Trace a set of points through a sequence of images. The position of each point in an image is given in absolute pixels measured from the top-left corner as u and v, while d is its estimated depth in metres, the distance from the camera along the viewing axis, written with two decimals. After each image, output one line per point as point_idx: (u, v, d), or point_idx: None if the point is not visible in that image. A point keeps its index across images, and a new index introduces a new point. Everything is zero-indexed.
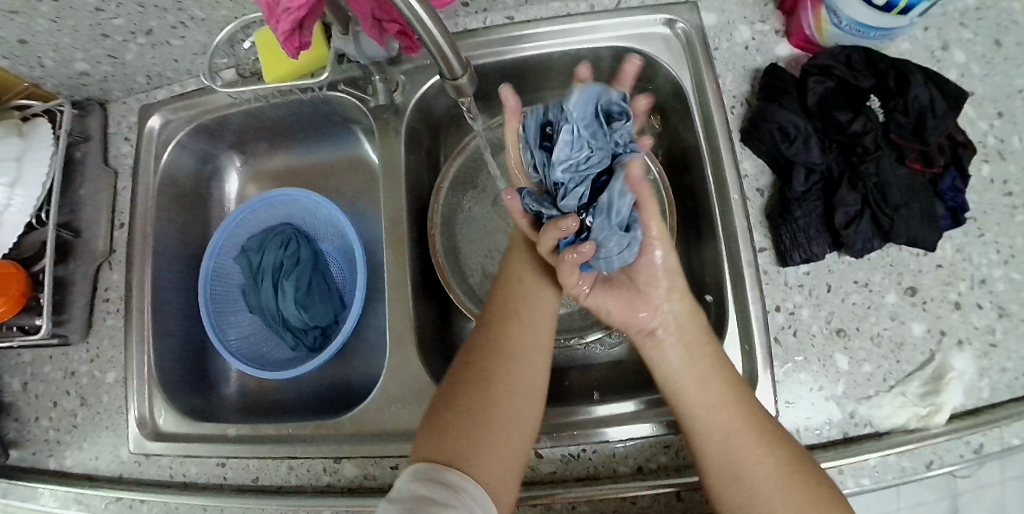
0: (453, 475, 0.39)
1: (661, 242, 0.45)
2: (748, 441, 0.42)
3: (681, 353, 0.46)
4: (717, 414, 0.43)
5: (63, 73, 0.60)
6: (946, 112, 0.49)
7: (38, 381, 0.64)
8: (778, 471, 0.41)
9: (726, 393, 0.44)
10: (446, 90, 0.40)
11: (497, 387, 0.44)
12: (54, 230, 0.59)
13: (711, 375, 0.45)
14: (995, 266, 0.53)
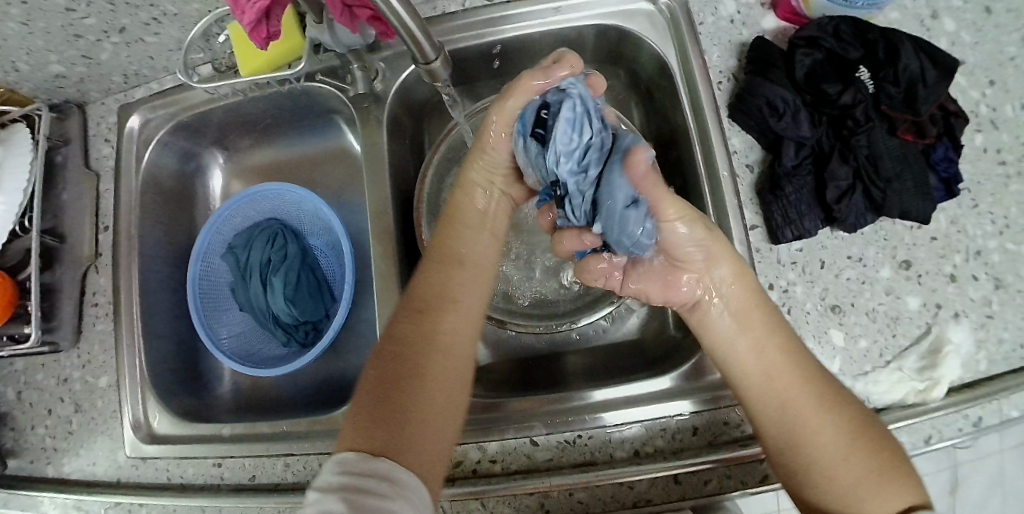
0: (382, 464, 0.35)
1: (690, 213, 0.40)
2: (806, 409, 0.39)
3: (733, 316, 0.43)
4: (775, 376, 0.40)
5: (38, 76, 0.59)
6: (937, 81, 0.48)
7: (31, 390, 0.63)
8: (837, 435, 0.38)
9: (783, 353, 0.41)
10: (421, 76, 0.40)
11: (428, 373, 0.41)
12: (38, 236, 0.58)
13: (767, 338, 0.42)
14: (990, 237, 0.53)
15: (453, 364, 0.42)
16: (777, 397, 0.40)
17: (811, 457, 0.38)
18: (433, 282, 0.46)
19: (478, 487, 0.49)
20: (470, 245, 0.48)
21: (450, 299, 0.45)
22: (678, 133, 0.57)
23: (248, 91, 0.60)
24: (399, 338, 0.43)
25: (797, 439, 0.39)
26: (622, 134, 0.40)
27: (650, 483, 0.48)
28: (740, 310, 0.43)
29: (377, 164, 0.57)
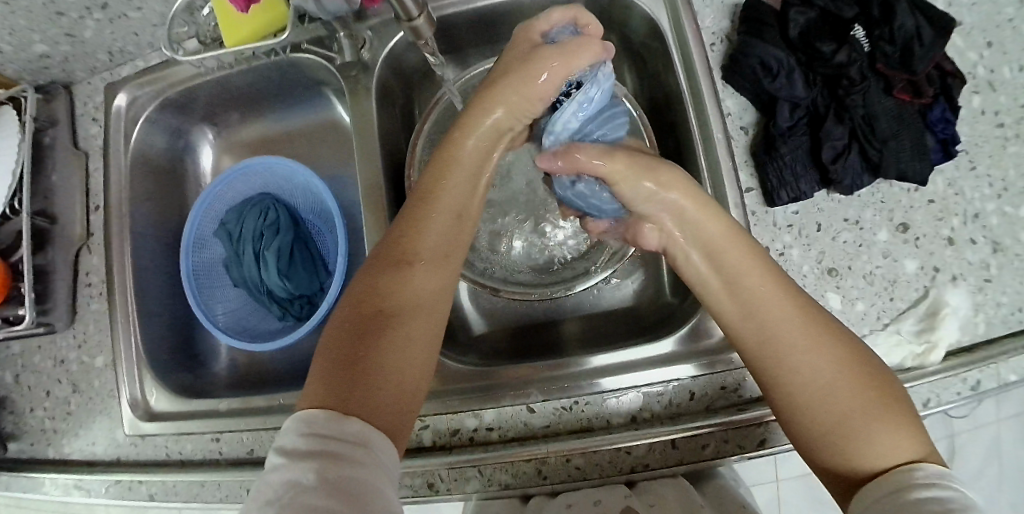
0: (353, 424, 0.33)
1: (638, 169, 0.47)
2: (793, 346, 0.39)
3: (717, 260, 0.44)
4: (762, 313, 0.41)
5: (22, 56, 0.58)
6: (935, 40, 0.47)
7: (29, 373, 0.63)
8: (829, 373, 0.37)
9: (771, 292, 0.41)
10: (404, 32, 0.39)
11: (395, 325, 0.40)
12: (29, 218, 0.58)
13: (755, 276, 0.42)
14: (988, 200, 0.51)
15: (427, 318, 0.42)
16: (764, 335, 0.40)
17: (799, 394, 0.38)
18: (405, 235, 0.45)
19: (476, 455, 0.50)
20: (450, 199, 0.47)
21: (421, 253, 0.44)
22: (672, 99, 0.56)
23: (236, 64, 0.59)
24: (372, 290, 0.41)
25: (785, 377, 0.38)
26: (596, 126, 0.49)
27: (648, 448, 0.48)
28: (723, 254, 0.44)
29: (367, 136, 0.56)
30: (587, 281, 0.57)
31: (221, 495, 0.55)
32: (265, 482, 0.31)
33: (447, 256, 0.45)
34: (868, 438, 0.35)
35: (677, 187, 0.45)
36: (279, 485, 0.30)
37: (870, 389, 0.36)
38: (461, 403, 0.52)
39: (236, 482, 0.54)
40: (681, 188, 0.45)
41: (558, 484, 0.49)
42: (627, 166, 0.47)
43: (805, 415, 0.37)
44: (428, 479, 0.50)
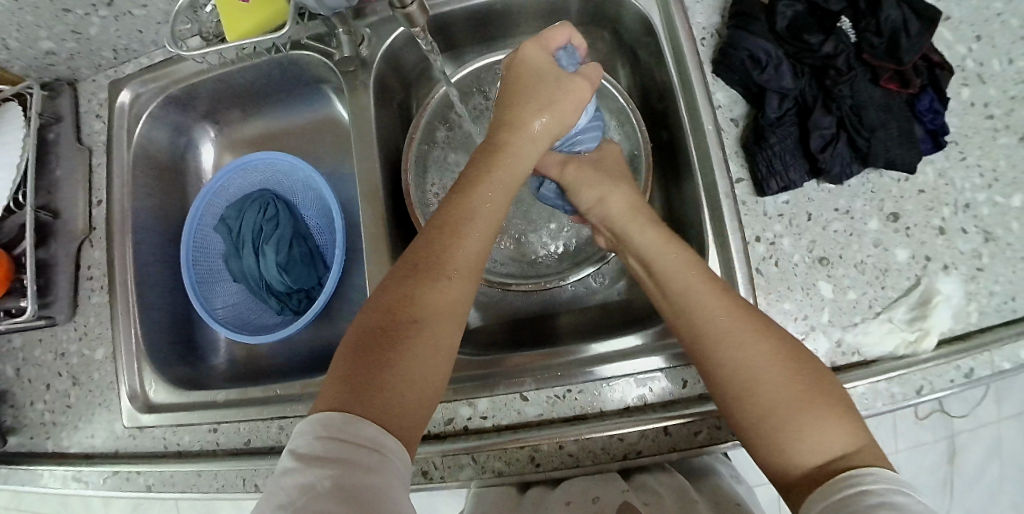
0: (367, 428, 0.34)
1: (579, 185, 0.56)
2: (736, 346, 0.42)
3: (654, 266, 0.49)
4: (693, 316, 0.45)
5: (28, 53, 0.60)
6: (921, 32, 0.48)
7: (30, 366, 0.64)
8: (761, 373, 0.41)
9: (711, 295, 0.44)
10: (398, 20, 0.40)
11: (421, 334, 0.40)
12: (32, 211, 0.59)
13: (686, 280, 0.46)
14: (979, 190, 0.51)
15: (450, 329, 0.42)
16: (695, 336, 0.44)
17: (729, 392, 0.42)
18: (435, 244, 0.44)
19: (471, 442, 0.50)
20: (481, 209, 0.46)
21: (450, 264, 0.44)
22: (664, 92, 0.57)
23: (243, 60, 0.61)
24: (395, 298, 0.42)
25: (718, 377, 0.43)
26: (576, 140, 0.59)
27: (640, 435, 0.49)
28: (657, 261, 0.49)
29: (365, 130, 0.57)
30: (581, 270, 0.59)
31: (218, 484, 0.55)
32: (277, 484, 0.32)
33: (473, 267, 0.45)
34: (799, 435, 0.39)
35: (614, 201, 0.54)
36: (292, 489, 0.31)
37: (803, 385, 0.40)
38: (457, 392, 0.52)
39: (234, 471, 0.55)
40: (618, 202, 0.54)
41: (551, 471, 0.49)
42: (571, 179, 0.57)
43: (738, 412, 0.41)
44: (423, 466, 0.51)
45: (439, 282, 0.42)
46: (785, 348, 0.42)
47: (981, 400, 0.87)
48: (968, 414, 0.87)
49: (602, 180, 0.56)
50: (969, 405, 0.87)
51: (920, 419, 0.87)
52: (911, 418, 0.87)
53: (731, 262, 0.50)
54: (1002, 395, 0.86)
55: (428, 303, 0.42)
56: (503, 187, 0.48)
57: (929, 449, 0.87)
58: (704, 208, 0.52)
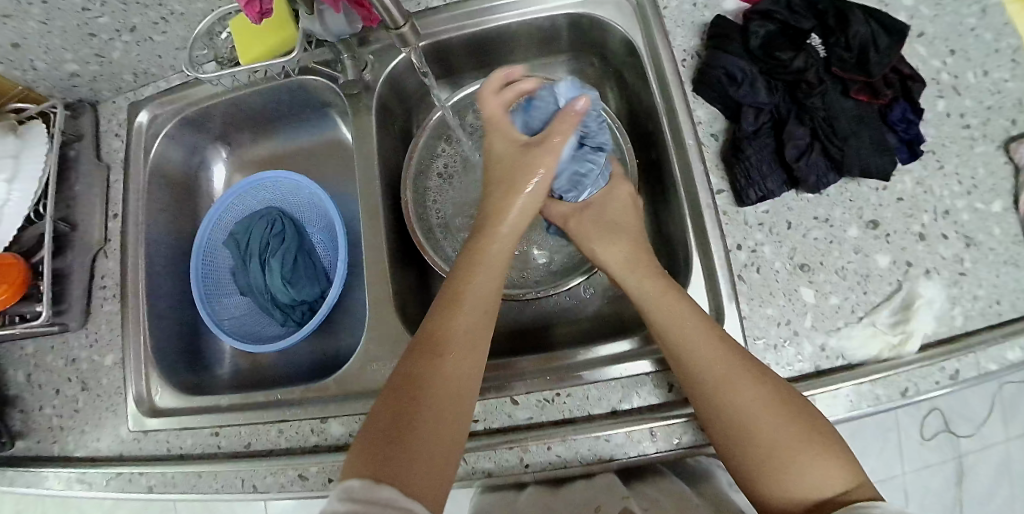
0: (388, 491, 0.36)
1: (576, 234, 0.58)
2: (738, 393, 0.43)
3: (649, 315, 0.49)
4: (690, 365, 0.45)
5: (55, 75, 0.64)
6: (890, 46, 0.50)
7: (40, 371, 0.66)
8: (761, 422, 0.42)
9: (709, 345, 0.45)
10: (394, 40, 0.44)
11: (433, 401, 0.42)
12: (52, 222, 0.62)
13: (682, 331, 0.46)
14: (958, 197, 0.52)
15: (463, 395, 0.44)
16: (693, 386, 0.45)
17: (729, 442, 0.43)
18: (438, 319, 0.47)
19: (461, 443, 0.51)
20: (479, 287, 0.49)
21: (455, 337, 0.46)
22: (650, 110, 0.60)
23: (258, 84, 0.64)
24: (407, 373, 0.44)
25: (717, 426, 0.44)
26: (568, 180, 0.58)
27: (626, 437, 0.49)
28: (651, 310, 0.49)
29: (366, 146, 0.60)
30: (575, 279, 0.60)
31: (217, 485, 0.56)
32: None
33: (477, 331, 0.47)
34: (800, 476, 0.40)
35: (606, 250, 0.55)
36: None
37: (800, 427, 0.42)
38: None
39: (233, 472, 0.56)
40: (611, 252, 0.55)
41: (539, 472, 0.50)
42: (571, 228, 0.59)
43: (739, 460, 0.43)
44: None
45: (444, 354, 0.45)
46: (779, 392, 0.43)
47: (987, 419, 0.85)
48: (974, 434, 0.85)
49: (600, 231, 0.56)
50: (974, 424, 0.85)
51: (925, 440, 0.85)
52: (917, 439, 0.85)
53: (714, 268, 0.53)
54: (1008, 414, 0.85)
55: (440, 374, 0.44)
56: (497, 269, 0.51)
57: (936, 470, 0.85)
58: (688, 218, 0.54)
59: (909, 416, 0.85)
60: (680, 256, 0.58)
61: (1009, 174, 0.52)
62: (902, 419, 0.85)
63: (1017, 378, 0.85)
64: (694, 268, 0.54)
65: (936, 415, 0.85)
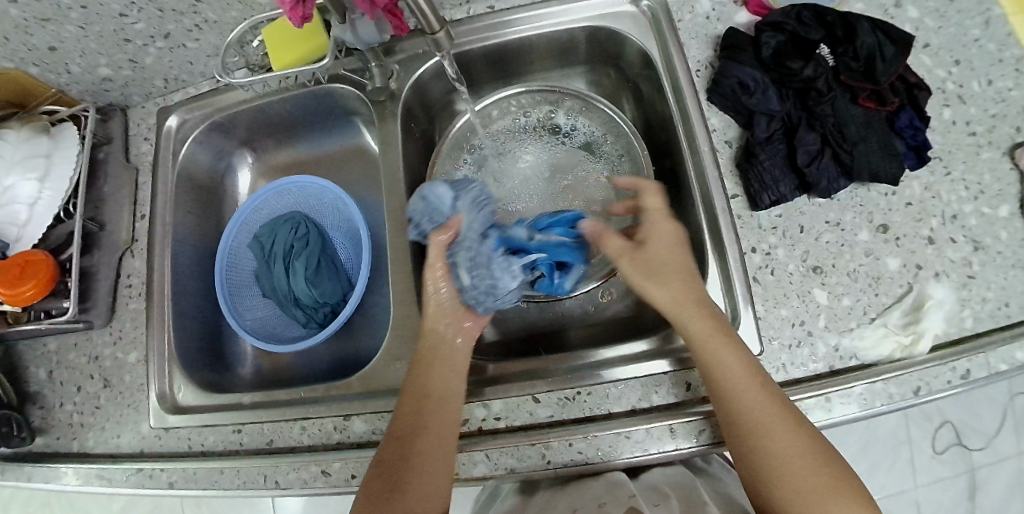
0: None
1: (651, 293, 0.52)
2: (778, 433, 0.44)
3: (706, 362, 0.47)
4: (739, 410, 0.45)
5: (88, 79, 0.66)
6: (896, 55, 0.51)
7: (62, 368, 0.67)
8: (797, 468, 0.43)
9: (751, 386, 0.45)
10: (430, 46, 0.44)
11: (410, 491, 0.46)
12: (80, 221, 0.64)
13: (736, 376, 0.45)
14: (965, 202, 0.54)
15: (442, 478, 0.47)
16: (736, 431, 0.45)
17: (765, 484, 0.44)
18: (410, 410, 0.50)
19: (485, 440, 0.52)
20: (436, 382, 0.51)
21: (428, 419, 0.49)
22: (665, 118, 0.61)
23: (290, 91, 0.66)
24: (383, 462, 0.48)
25: (753, 470, 0.45)
26: (481, 266, 0.55)
27: (645, 432, 0.50)
28: (708, 355, 0.47)
29: (391, 151, 0.62)
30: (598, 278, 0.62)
31: (240, 481, 0.57)
32: None
33: (450, 398, 0.50)
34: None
35: (666, 293, 0.50)
36: None
37: (824, 467, 0.43)
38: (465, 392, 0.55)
39: (256, 468, 0.57)
40: (671, 295, 0.50)
41: (561, 467, 0.51)
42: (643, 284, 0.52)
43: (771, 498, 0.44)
44: None
45: (419, 439, 0.48)
46: (806, 430, 0.44)
47: (999, 433, 0.85)
48: (986, 447, 0.85)
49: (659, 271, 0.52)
50: (986, 437, 0.85)
51: (937, 453, 0.85)
52: (928, 452, 0.86)
53: (728, 267, 0.54)
54: (1021, 428, 0.84)
55: (419, 461, 0.47)
56: (452, 367, 0.52)
57: (948, 485, 0.85)
58: (704, 222, 0.56)
59: (920, 428, 0.85)
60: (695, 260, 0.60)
61: (1015, 180, 0.54)
62: (914, 433, 0.85)
63: None
64: (710, 271, 0.55)
65: (948, 428, 0.85)
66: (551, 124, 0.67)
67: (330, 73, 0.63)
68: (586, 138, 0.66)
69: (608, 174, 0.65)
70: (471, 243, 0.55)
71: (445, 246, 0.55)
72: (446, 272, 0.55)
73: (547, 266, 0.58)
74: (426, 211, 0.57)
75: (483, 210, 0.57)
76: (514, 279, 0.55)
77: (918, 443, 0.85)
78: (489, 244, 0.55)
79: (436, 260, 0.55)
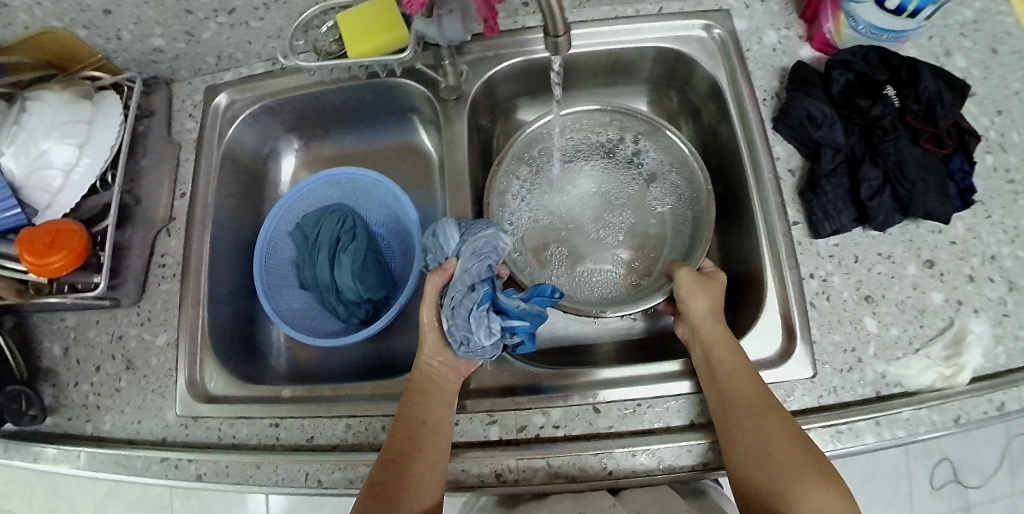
0: None
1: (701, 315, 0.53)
2: (766, 422, 0.44)
3: (709, 351, 0.50)
4: (730, 393, 0.47)
5: (137, 48, 0.64)
6: (954, 102, 0.55)
7: (81, 346, 0.63)
8: (783, 452, 0.43)
9: (740, 376, 0.47)
10: (546, 49, 0.42)
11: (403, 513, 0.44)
12: (119, 193, 0.61)
13: (735, 368, 0.48)
14: (1003, 244, 0.57)
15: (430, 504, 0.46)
16: (725, 413, 0.46)
17: (748, 465, 0.43)
18: (402, 438, 0.48)
19: (545, 447, 0.52)
20: (431, 410, 0.50)
21: (422, 444, 0.47)
22: (727, 144, 0.64)
23: (359, 81, 0.65)
24: (376, 484, 0.46)
25: (737, 453, 0.44)
26: (460, 318, 0.51)
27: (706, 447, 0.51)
28: (715, 347, 0.50)
29: (455, 151, 0.61)
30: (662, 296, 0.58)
31: (277, 478, 0.54)
32: None
33: (439, 424, 0.49)
34: (810, 509, 0.40)
35: (695, 298, 0.53)
36: None
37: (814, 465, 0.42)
38: (474, 405, 0.55)
39: (297, 466, 0.54)
40: (699, 299, 0.53)
41: (624, 479, 0.51)
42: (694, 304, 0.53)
43: (753, 480, 0.43)
44: (496, 468, 0.52)
45: (413, 464, 0.46)
46: (794, 430, 0.44)
47: (995, 472, 0.88)
48: (982, 485, 0.88)
49: (701, 281, 0.54)
50: (982, 476, 0.88)
51: (935, 488, 0.89)
52: (927, 487, 0.89)
53: (787, 290, 0.56)
54: (1016, 468, 0.88)
55: (410, 485, 0.45)
56: (443, 396, 0.51)
57: None
58: (763, 245, 0.58)
59: (920, 463, 0.89)
60: (747, 281, 0.62)
61: None
62: (913, 467, 0.89)
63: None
64: (768, 293, 0.57)
65: (945, 464, 0.89)
66: (616, 140, 0.68)
67: (404, 66, 0.63)
68: (653, 159, 0.67)
69: (671, 199, 0.66)
70: (455, 292, 0.51)
71: (440, 287, 0.54)
72: (434, 313, 0.53)
73: (526, 336, 0.53)
74: (435, 246, 0.56)
75: (483, 262, 0.52)
76: (489, 339, 0.51)
77: (916, 478, 0.89)
78: (475, 296, 0.51)
79: (429, 298, 0.54)
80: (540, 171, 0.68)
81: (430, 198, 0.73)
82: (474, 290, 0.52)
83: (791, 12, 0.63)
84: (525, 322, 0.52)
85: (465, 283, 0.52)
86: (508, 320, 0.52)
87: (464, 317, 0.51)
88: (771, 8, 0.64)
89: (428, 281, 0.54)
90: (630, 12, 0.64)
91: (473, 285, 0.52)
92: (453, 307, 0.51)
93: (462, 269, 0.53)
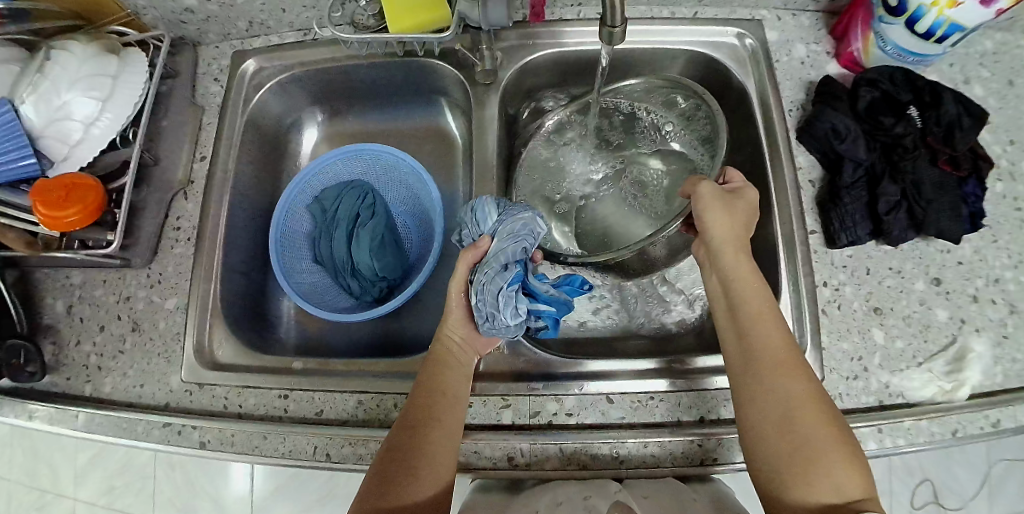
0: None
1: (726, 246, 0.51)
2: (790, 374, 0.44)
3: (734, 293, 0.50)
4: (753, 344, 0.47)
5: (167, 6, 0.63)
6: (973, 127, 0.56)
7: (86, 304, 0.62)
8: (804, 415, 0.43)
9: (768, 326, 0.47)
10: (601, 37, 0.44)
11: (418, 466, 0.45)
12: (139, 151, 0.60)
13: (762, 315, 0.48)
14: (1007, 268, 0.59)
15: (446, 462, 0.46)
16: (750, 362, 0.46)
17: (767, 417, 0.44)
18: (421, 402, 0.48)
19: (557, 434, 0.52)
20: (450, 382, 0.50)
21: (440, 409, 0.48)
22: (750, 150, 0.65)
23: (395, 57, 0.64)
24: (392, 448, 0.46)
25: (754, 408, 0.44)
26: (489, 296, 0.51)
27: (717, 443, 0.52)
28: (738, 289, 0.50)
29: (484, 136, 0.63)
30: (676, 222, 0.55)
31: (284, 450, 0.54)
32: None
33: (457, 394, 0.49)
34: (823, 469, 0.41)
35: (718, 222, 0.52)
36: None
37: (831, 424, 0.42)
38: (489, 387, 0.54)
39: (305, 439, 0.54)
40: (721, 225, 0.52)
41: (635, 470, 0.51)
42: (719, 229, 0.52)
43: (768, 444, 0.43)
44: (509, 452, 0.52)
45: (429, 426, 0.46)
46: (816, 386, 0.44)
47: (975, 495, 0.86)
48: (960, 508, 0.86)
49: (725, 202, 0.52)
50: (962, 499, 0.86)
51: (915, 508, 0.85)
52: (907, 505, 0.86)
53: (801, 295, 0.57)
54: (995, 495, 0.86)
55: (427, 447, 0.46)
56: (462, 371, 0.51)
57: None
58: (780, 251, 0.59)
59: (902, 482, 0.86)
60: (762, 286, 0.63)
61: None
62: (895, 485, 0.85)
63: (1008, 457, 0.85)
64: (782, 298, 0.58)
65: (927, 485, 0.85)
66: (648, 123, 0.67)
67: (442, 48, 0.63)
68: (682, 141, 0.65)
69: None
70: (488, 269, 0.52)
71: (471, 265, 0.55)
72: (461, 290, 0.54)
73: (550, 322, 0.54)
74: (470, 222, 0.57)
75: (518, 243, 0.53)
76: (514, 319, 0.51)
77: (898, 496, 0.85)
78: (507, 276, 0.52)
79: (460, 274, 0.54)
80: (567, 158, 0.69)
81: (451, 183, 0.74)
82: (507, 270, 0.53)
83: (821, 28, 0.66)
84: (551, 308, 0.54)
85: (500, 262, 0.53)
86: (535, 306, 0.53)
87: (495, 295, 0.51)
88: (803, 22, 0.66)
89: (464, 252, 0.55)
90: (666, 14, 0.66)
91: (506, 266, 0.53)
92: (485, 282, 0.52)
93: (495, 247, 0.54)
